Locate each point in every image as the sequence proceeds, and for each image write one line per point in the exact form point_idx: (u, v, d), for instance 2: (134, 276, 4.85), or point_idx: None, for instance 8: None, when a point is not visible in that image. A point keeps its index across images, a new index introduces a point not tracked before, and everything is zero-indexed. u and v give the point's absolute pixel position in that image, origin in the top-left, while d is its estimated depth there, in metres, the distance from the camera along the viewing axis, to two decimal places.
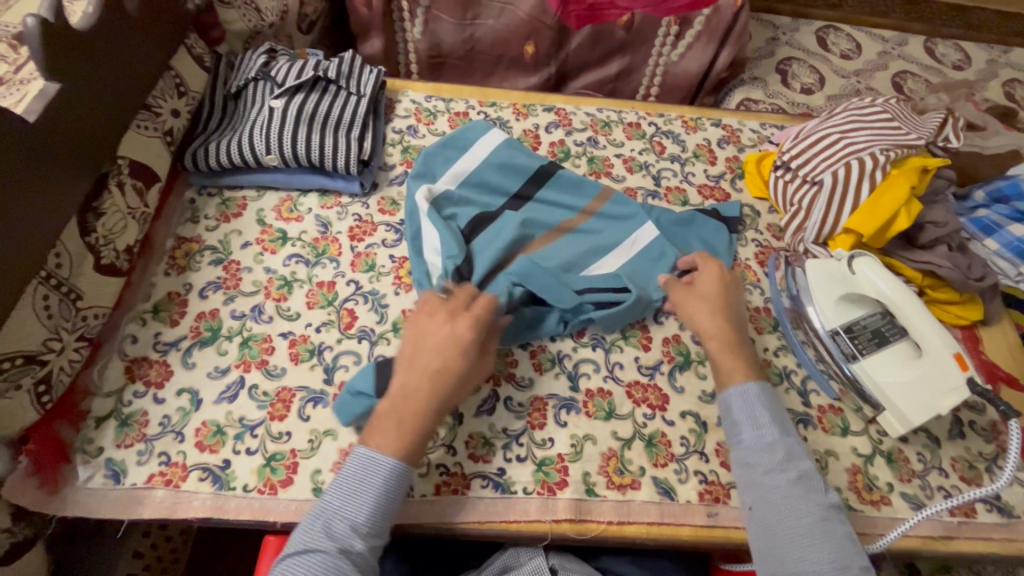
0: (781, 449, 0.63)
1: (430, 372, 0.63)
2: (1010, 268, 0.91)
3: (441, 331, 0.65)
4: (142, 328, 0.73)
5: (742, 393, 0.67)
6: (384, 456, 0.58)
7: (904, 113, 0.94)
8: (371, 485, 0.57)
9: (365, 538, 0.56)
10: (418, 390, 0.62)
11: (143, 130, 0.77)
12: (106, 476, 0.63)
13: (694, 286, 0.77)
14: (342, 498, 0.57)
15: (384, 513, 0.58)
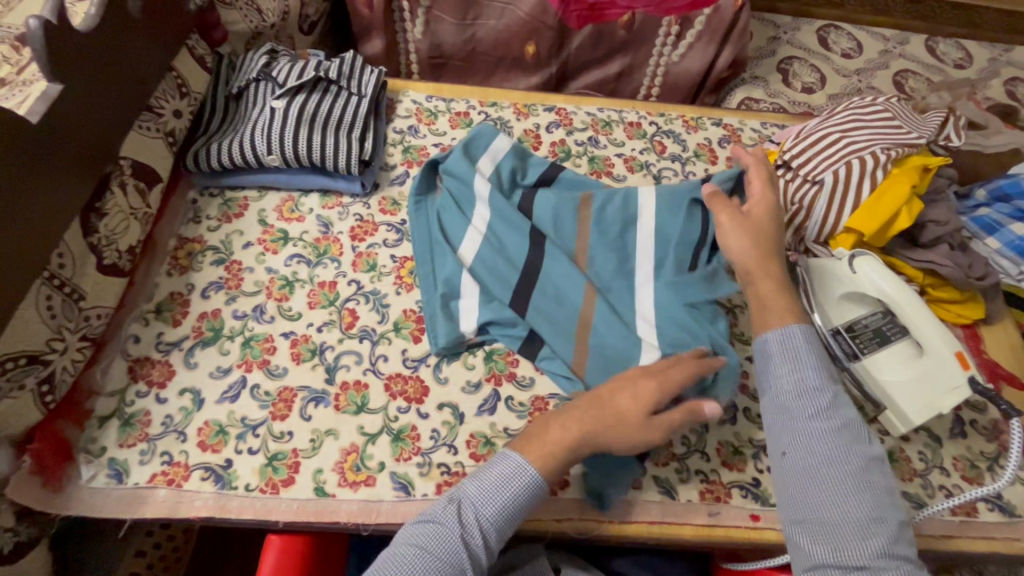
0: (828, 395, 0.61)
1: (609, 417, 0.61)
2: (1011, 266, 0.90)
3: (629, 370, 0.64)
4: (145, 328, 0.73)
5: (784, 336, 0.65)
6: (533, 471, 0.58)
7: (905, 112, 0.94)
8: (509, 489, 0.58)
9: (484, 534, 0.56)
10: (601, 428, 0.60)
11: (145, 130, 0.78)
12: (108, 476, 0.64)
13: (749, 217, 0.74)
14: (479, 490, 0.57)
15: (511, 520, 0.58)
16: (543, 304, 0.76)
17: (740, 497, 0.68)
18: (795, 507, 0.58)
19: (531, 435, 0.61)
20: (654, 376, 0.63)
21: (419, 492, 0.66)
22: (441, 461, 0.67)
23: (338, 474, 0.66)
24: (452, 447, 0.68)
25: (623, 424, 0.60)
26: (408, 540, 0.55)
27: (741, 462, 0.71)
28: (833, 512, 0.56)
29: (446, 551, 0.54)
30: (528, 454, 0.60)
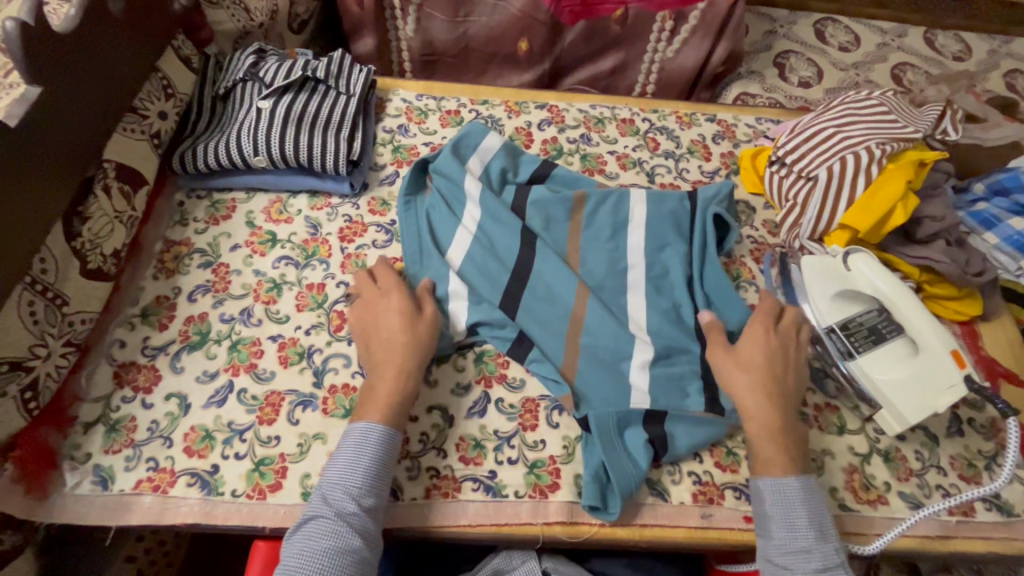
0: (817, 557, 0.59)
1: (384, 339, 0.69)
2: (1010, 262, 0.89)
3: (390, 306, 0.71)
4: (131, 332, 0.72)
5: (780, 487, 0.63)
6: (374, 425, 0.62)
7: (902, 105, 0.92)
8: (363, 452, 0.61)
9: (359, 501, 0.58)
10: (393, 347, 0.68)
11: (130, 132, 0.77)
12: (93, 482, 0.63)
13: (739, 353, 0.70)
14: (336, 468, 0.60)
15: (377, 477, 0.60)
16: (534, 303, 0.75)
17: (734, 499, 0.68)
18: None
19: (359, 407, 0.65)
20: (386, 292, 0.73)
21: (408, 495, 0.65)
22: (430, 464, 0.67)
23: None
24: (441, 450, 0.68)
25: (399, 333, 0.69)
26: (294, 548, 0.56)
27: (735, 463, 0.70)
28: None
29: (328, 534, 0.56)
30: (365, 417, 0.63)
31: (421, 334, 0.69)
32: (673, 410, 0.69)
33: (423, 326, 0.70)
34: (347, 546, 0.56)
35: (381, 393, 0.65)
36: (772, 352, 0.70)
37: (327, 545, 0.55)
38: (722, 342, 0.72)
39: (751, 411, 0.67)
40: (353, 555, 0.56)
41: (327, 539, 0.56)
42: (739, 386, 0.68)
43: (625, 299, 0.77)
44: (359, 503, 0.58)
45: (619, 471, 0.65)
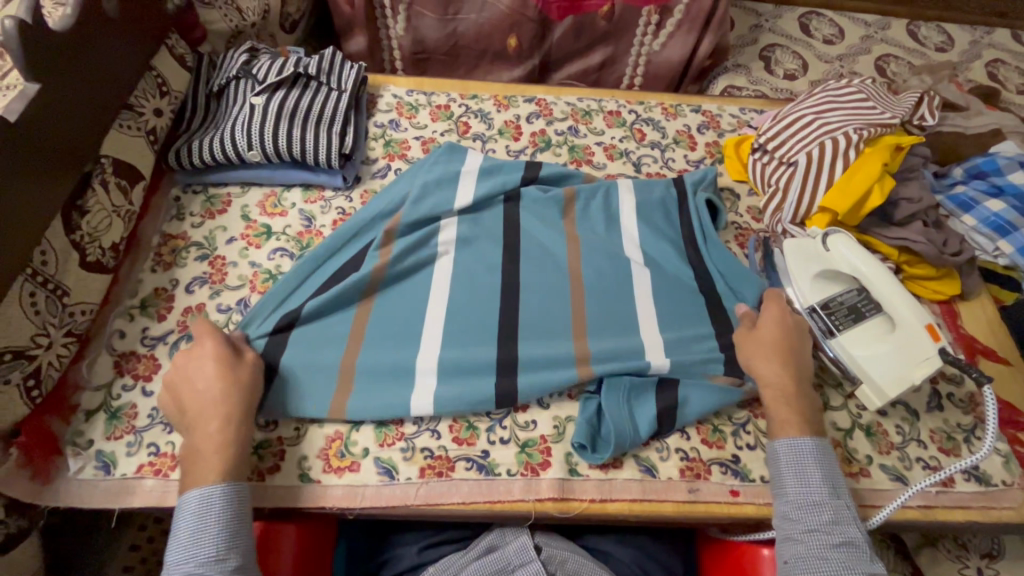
0: (828, 511, 0.62)
1: (198, 391, 0.64)
2: (987, 243, 0.91)
3: (200, 353, 0.66)
4: (130, 323, 0.74)
5: (793, 446, 0.66)
6: (210, 484, 0.59)
7: (880, 92, 0.95)
8: (201, 519, 0.57)
9: (216, 567, 0.56)
10: (216, 397, 0.63)
11: (126, 129, 0.79)
12: (96, 467, 0.64)
13: (756, 329, 0.74)
14: (178, 549, 0.56)
15: (227, 536, 0.57)
16: (531, 303, 0.79)
17: (720, 473, 0.70)
18: None
19: (188, 472, 0.60)
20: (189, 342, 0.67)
21: (403, 476, 0.67)
22: (424, 445, 0.69)
23: (323, 461, 0.67)
24: (435, 432, 0.69)
25: (215, 379, 0.64)
26: None
27: (721, 440, 0.72)
28: None
29: None
30: (201, 479, 0.59)
31: (244, 375, 0.66)
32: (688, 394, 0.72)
33: (249, 366, 0.67)
34: None
35: (212, 442, 0.61)
36: (789, 330, 0.74)
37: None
38: (743, 323, 0.76)
39: (766, 381, 0.71)
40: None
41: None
42: (758, 360, 0.72)
43: (613, 289, 0.80)
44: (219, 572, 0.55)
45: (624, 440, 0.69)
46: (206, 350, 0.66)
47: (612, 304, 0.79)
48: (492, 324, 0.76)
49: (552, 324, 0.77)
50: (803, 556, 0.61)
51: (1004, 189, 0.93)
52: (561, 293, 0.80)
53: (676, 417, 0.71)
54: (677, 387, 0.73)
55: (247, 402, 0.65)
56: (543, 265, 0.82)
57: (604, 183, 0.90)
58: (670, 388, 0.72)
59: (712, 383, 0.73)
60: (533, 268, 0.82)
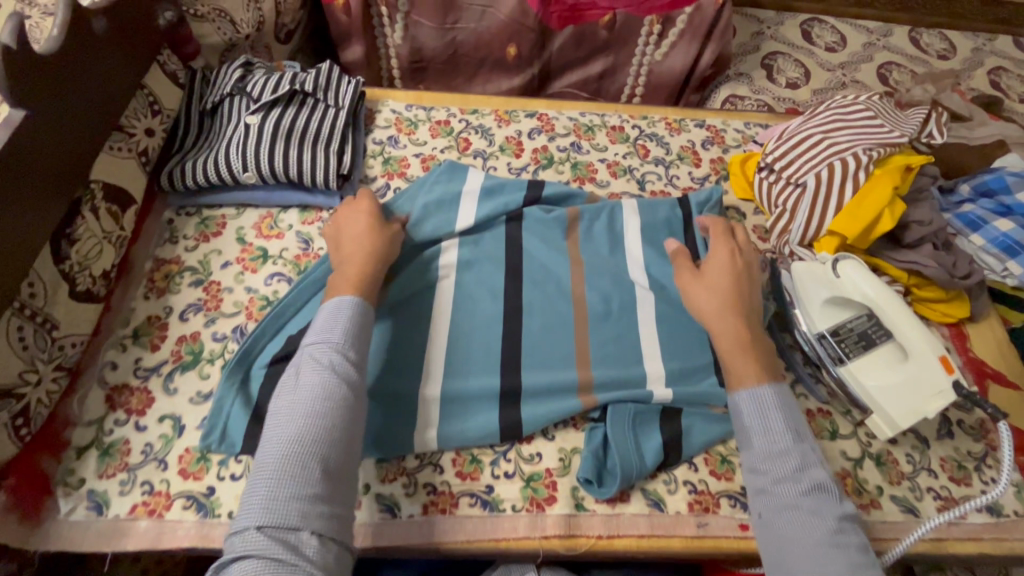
0: (795, 457, 0.60)
1: (352, 234, 0.75)
2: (996, 263, 0.90)
3: (361, 209, 0.78)
4: (122, 353, 0.72)
5: (754, 395, 0.65)
6: (348, 296, 0.66)
7: (888, 109, 0.93)
8: (340, 317, 0.64)
9: (345, 356, 0.61)
10: (368, 244, 0.74)
11: (117, 151, 0.76)
12: (88, 508, 0.62)
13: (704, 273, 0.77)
14: (317, 333, 0.63)
15: (358, 337, 0.64)
16: (533, 328, 0.77)
17: (728, 507, 0.68)
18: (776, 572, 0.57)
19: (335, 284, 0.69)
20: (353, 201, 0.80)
21: (406, 513, 0.65)
22: (427, 480, 0.67)
23: None
24: (438, 466, 0.68)
25: (365, 230, 0.76)
26: (286, 399, 0.58)
27: (730, 471, 0.71)
28: None
29: (320, 382, 0.58)
30: (341, 294, 0.67)
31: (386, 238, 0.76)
32: (692, 423, 0.72)
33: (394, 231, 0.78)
34: (339, 393, 0.58)
35: (355, 272, 0.70)
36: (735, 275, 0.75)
37: (315, 390, 0.57)
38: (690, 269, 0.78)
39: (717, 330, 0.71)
40: (341, 400, 0.58)
41: (312, 387, 0.58)
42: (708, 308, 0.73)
43: (617, 314, 0.79)
44: (346, 357, 0.61)
45: (631, 473, 0.67)
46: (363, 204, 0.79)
47: (618, 329, 0.78)
48: (495, 352, 0.75)
49: (556, 351, 0.76)
50: (772, 504, 0.59)
51: (1011, 208, 0.92)
52: (566, 318, 0.78)
53: (682, 446, 0.70)
54: (680, 417, 0.72)
55: (385, 258, 0.74)
56: (547, 289, 0.80)
57: (610, 204, 0.88)
58: (674, 416, 0.72)
59: (711, 412, 0.73)
60: (537, 292, 0.80)
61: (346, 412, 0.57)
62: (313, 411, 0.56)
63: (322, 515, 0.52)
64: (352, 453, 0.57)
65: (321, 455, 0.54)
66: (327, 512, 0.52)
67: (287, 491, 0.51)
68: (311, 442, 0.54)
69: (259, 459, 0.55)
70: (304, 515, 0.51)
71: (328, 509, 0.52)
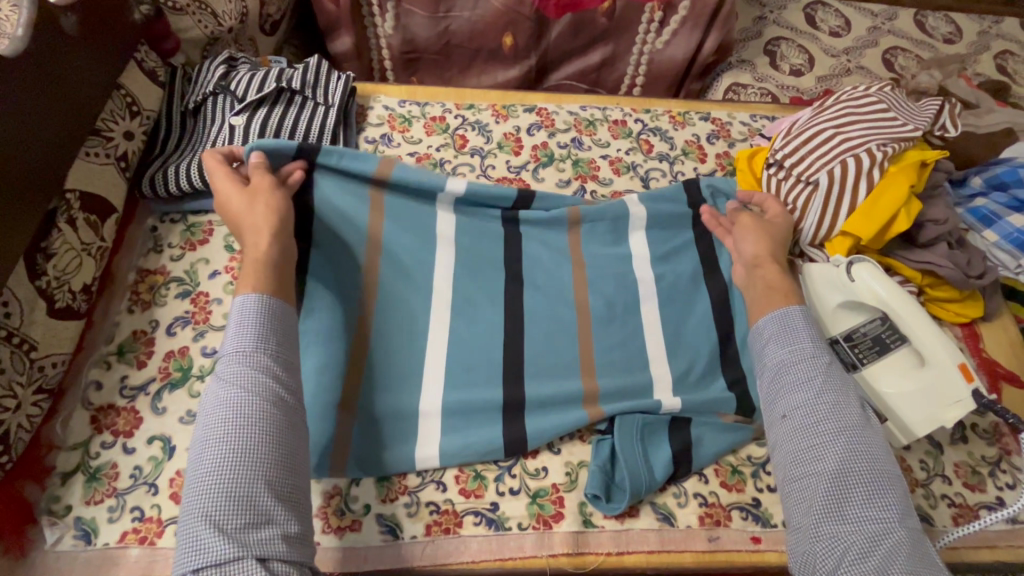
0: (825, 357, 0.61)
1: (237, 223, 0.67)
2: (1010, 260, 0.87)
3: (224, 187, 0.69)
4: (107, 372, 0.68)
5: (784, 315, 0.65)
6: (253, 291, 0.59)
7: (900, 100, 0.90)
8: (246, 320, 0.57)
9: (254, 363, 0.54)
10: (249, 218, 0.66)
11: (93, 157, 0.72)
12: (76, 537, 0.59)
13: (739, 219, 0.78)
14: (225, 343, 0.57)
15: (269, 337, 0.57)
16: (536, 336, 0.74)
17: (740, 519, 0.66)
18: (797, 466, 0.56)
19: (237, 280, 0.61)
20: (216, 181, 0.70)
21: (408, 534, 0.63)
22: (430, 499, 0.65)
23: (321, 520, 0.63)
24: (440, 483, 0.66)
25: (241, 212, 0.67)
26: (199, 424, 0.53)
27: (741, 483, 0.69)
28: (840, 466, 0.54)
29: (229, 400, 0.52)
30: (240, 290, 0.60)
31: (265, 196, 0.68)
32: (703, 433, 0.69)
33: (271, 194, 0.68)
34: (252, 408, 0.52)
35: (253, 252, 0.63)
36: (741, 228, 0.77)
37: (235, 412, 0.52)
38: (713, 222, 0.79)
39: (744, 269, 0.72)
40: (267, 419, 0.52)
41: (231, 409, 0.52)
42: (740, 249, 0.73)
43: (622, 320, 0.76)
44: (254, 364, 0.54)
45: (641, 487, 0.65)
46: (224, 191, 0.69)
47: (625, 336, 0.75)
48: (498, 363, 0.72)
49: (560, 361, 0.73)
50: (801, 405, 0.59)
51: None
52: (572, 324, 0.75)
53: (692, 458, 0.68)
54: (689, 426, 0.69)
55: (267, 236, 0.65)
56: (551, 295, 0.77)
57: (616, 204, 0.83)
58: (683, 426, 0.69)
59: (721, 420, 0.71)
60: (540, 298, 0.77)
61: (263, 428, 0.52)
62: (236, 434, 0.51)
63: (265, 540, 0.48)
64: (293, 469, 0.53)
65: (253, 479, 0.49)
66: (270, 535, 0.48)
67: (209, 528, 0.47)
68: (230, 469, 0.49)
69: (187, 492, 0.50)
70: (243, 544, 0.46)
71: (272, 533, 0.48)
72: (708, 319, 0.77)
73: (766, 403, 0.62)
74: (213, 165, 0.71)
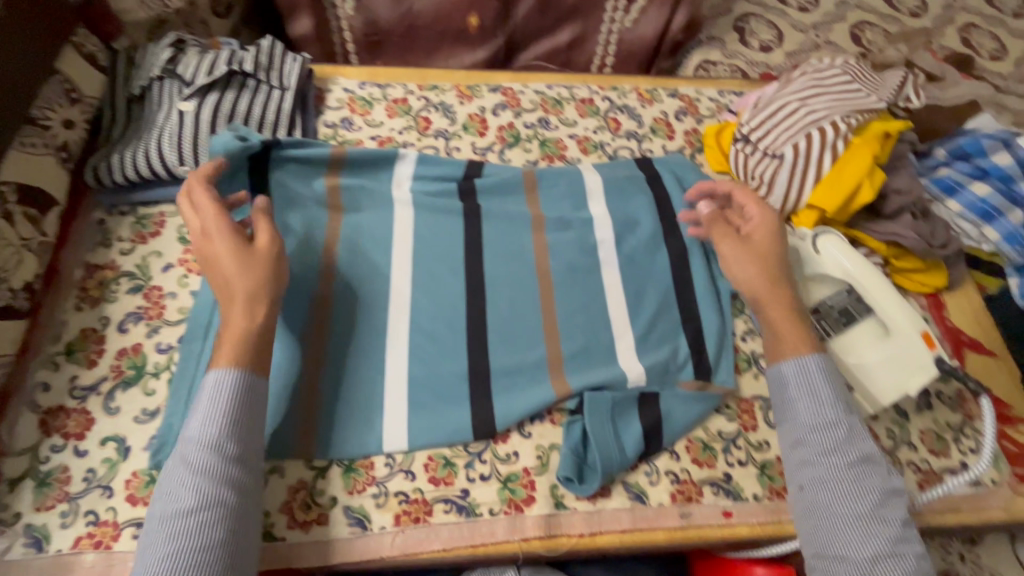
0: (843, 428, 0.60)
1: (221, 280, 0.62)
2: (971, 229, 0.88)
3: (222, 243, 0.62)
4: (55, 372, 0.65)
5: (801, 367, 0.64)
6: (228, 371, 0.57)
7: (865, 72, 0.90)
8: (213, 403, 0.55)
9: (215, 452, 0.53)
10: (233, 286, 0.61)
11: (29, 147, 0.69)
12: (26, 545, 0.57)
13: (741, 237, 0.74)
14: (190, 425, 0.55)
15: (236, 423, 0.55)
16: (503, 320, 0.73)
17: (712, 494, 0.67)
18: (813, 540, 0.58)
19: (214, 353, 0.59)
20: (209, 227, 0.63)
21: (377, 525, 0.62)
22: (399, 489, 0.63)
23: (287, 516, 0.61)
24: (409, 473, 0.64)
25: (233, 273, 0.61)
26: (155, 509, 0.52)
27: (712, 458, 0.69)
28: (854, 544, 0.56)
29: (184, 491, 0.51)
30: (224, 373, 0.57)
31: (268, 266, 0.63)
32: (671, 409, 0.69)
33: (273, 265, 0.63)
34: (204, 501, 0.51)
35: (232, 330, 0.59)
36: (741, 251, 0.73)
37: (192, 502, 0.51)
38: (727, 234, 0.75)
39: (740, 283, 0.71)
40: (226, 509, 0.52)
41: (185, 502, 0.51)
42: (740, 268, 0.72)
43: (591, 302, 0.75)
44: (216, 453, 0.53)
45: (612, 466, 0.65)
46: (219, 245, 0.62)
47: (593, 317, 0.74)
48: (465, 347, 0.71)
49: (528, 344, 0.72)
50: (818, 478, 0.59)
51: (988, 171, 0.89)
52: (541, 307, 0.74)
53: (663, 436, 0.68)
54: (658, 403, 0.69)
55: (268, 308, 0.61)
56: (519, 277, 0.76)
57: (570, 170, 0.85)
58: (654, 402, 0.69)
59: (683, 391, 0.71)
60: (508, 282, 0.75)
61: (213, 523, 0.51)
62: (190, 530, 0.50)
63: None
64: (238, 565, 0.51)
65: None
66: None
67: None
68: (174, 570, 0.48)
69: None
70: None
71: None
72: (678, 299, 0.77)
73: (788, 466, 0.62)
74: (205, 209, 0.64)
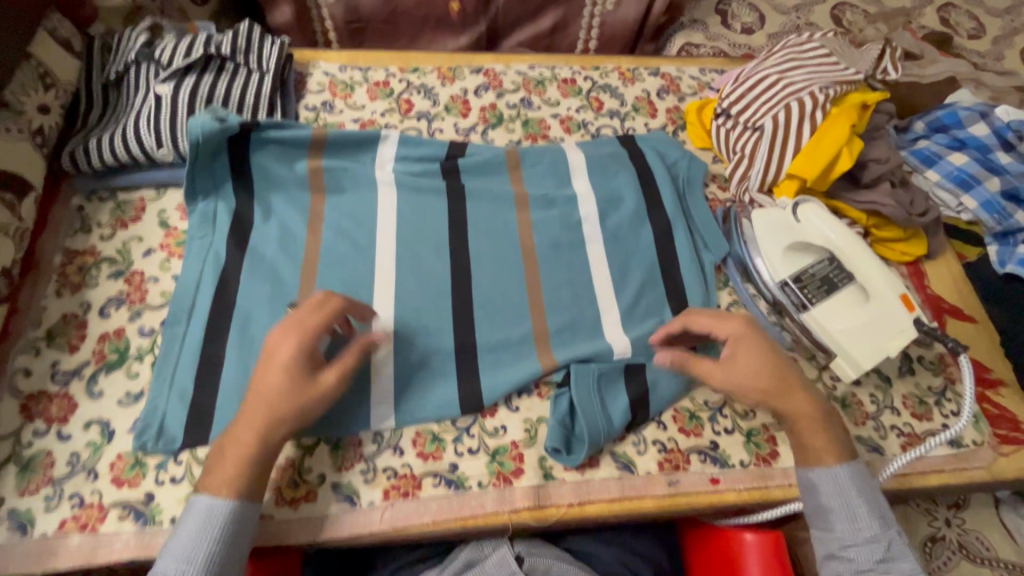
0: (882, 545, 0.57)
1: (263, 391, 0.56)
2: (951, 199, 0.90)
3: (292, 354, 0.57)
4: (36, 358, 0.65)
5: (832, 476, 0.60)
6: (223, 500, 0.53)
7: (843, 46, 0.90)
8: (199, 539, 0.51)
9: None
10: (265, 397, 0.56)
11: (4, 132, 0.68)
12: (10, 529, 0.56)
13: (725, 362, 0.63)
14: (167, 558, 0.51)
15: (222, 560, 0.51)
16: (488, 297, 0.73)
17: (699, 462, 0.67)
18: None
19: (207, 470, 0.55)
20: (291, 334, 0.58)
21: (366, 500, 0.62)
22: (387, 464, 0.63)
23: (275, 493, 0.61)
24: (397, 448, 0.64)
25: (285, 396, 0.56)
26: None
27: (698, 427, 0.69)
28: None
29: None
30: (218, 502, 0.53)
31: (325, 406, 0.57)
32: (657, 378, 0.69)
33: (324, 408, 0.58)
34: None
35: (237, 447, 0.54)
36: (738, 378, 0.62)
37: None
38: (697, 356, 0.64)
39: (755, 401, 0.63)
40: None
41: None
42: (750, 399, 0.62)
43: (575, 277, 0.75)
44: None
45: (599, 436, 0.65)
46: (287, 359, 0.57)
47: (579, 292, 0.75)
48: (450, 324, 0.71)
49: (514, 320, 0.72)
50: None
51: (965, 142, 0.90)
52: (525, 283, 0.74)
53: (649, 406, 0.68)
54: (644, 373, 0.69)
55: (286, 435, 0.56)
56: (504, 255, 0.76)
57: (553, 148, 0.85)
58: (640, 372, 0.69)
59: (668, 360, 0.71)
60: (492, 260, 0.75)
61: None
62: None
63: None
64: None
65: None
66: None
67: None
68: None
69: None
70: None
71: None
72: (662, 273, 0.77)
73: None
74: (316, 311, 0.60)
